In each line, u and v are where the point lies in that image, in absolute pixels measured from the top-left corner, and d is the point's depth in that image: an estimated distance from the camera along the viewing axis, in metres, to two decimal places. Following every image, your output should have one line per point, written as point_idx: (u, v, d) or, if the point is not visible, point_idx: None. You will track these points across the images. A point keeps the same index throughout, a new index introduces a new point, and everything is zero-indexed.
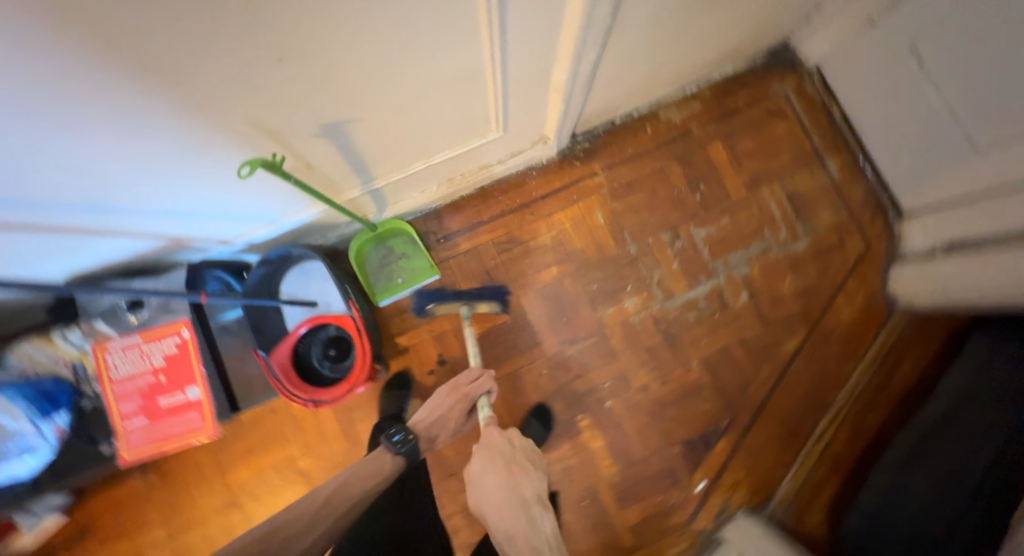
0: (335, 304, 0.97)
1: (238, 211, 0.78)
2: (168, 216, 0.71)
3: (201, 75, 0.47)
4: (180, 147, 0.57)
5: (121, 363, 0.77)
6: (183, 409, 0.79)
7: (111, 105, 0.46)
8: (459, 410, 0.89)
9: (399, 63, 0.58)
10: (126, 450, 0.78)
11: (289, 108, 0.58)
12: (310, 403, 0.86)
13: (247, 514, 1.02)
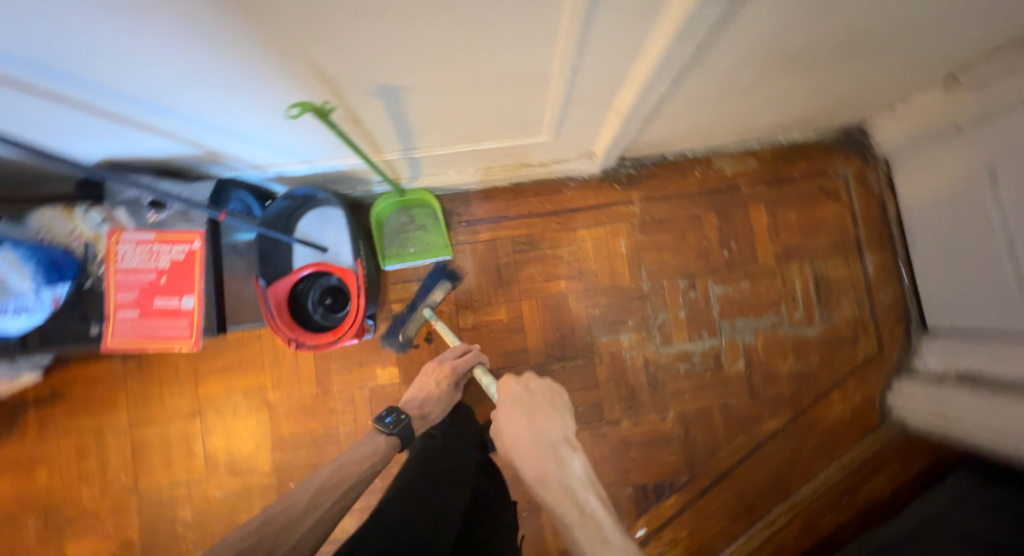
0: (343, 256, 0.99)
1: (278, 142, 0.79)
2: (211, 129, 0.71)
3: (279, 15, 0.47)
4: (235, 70, 0.58)
5: (130, 254, 0.80)
6: (174, 314, 0.81)
7: (187, 19, 0.47)
8: (436, 387, 0.89)
9: (471, 48, 0.58)
10: (110, 338, 0.80)
11: (351, 62, 0.58)
12: (293, 342, 0.88)
13: (207, 426, 1.06)
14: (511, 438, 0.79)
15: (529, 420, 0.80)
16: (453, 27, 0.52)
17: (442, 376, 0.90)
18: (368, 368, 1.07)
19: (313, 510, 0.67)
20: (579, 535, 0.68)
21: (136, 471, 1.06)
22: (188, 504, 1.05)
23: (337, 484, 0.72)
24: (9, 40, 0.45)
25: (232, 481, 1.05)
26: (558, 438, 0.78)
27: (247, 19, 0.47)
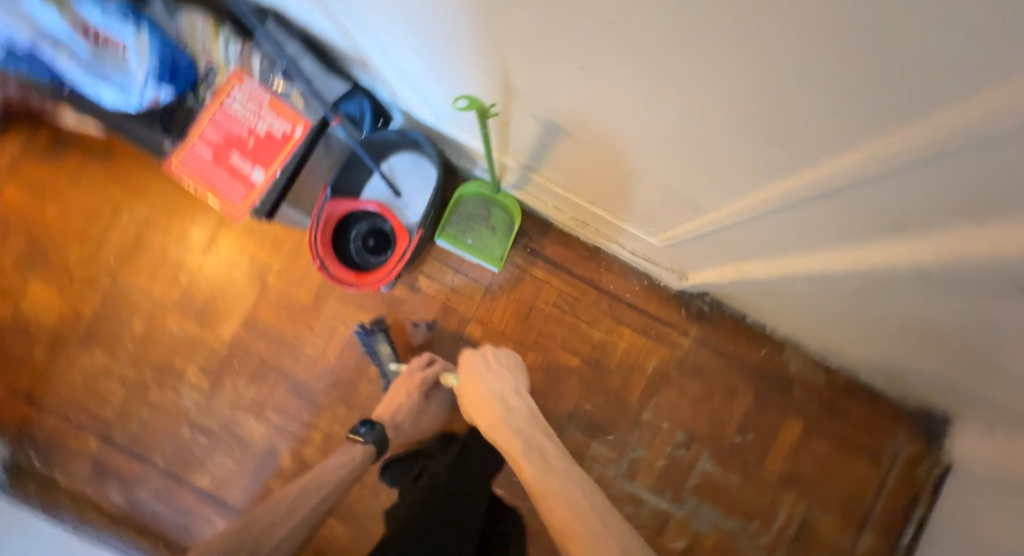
0: (409, 213, 0.96)
1: (428, 93, 0.79)
2: (384, 51, 0.73)
3: (514, 18, 0.48)
4: (423, 10, 0.56)
5: (238, 103, 0.81)
6: (240, 178, 0.82)
7: None
8: (404, 394, 0.86)
9: (650, 139, 0.57)
10: (175, 160, 0.82)
11: (529, 65, 0.55)
12: (318, 261, 0.86)
13: (203, 266, 1.06)
14: (468, 390, 0.82)
15: (486, 376, 0.83)
16: (642, 97, 0.49)
17: (410, 386, 0.88)
18: (362, 314, 1.06)
19: (295, 511, 0.63)
20: (525, 463, 0.68)
21: (124, 262, 1.08)
22: (145, 318, 1.07)
23: (316, 489, 0.67)
24: None
25: (191, 325, 1.06)
26: (508, 391, 0.80)
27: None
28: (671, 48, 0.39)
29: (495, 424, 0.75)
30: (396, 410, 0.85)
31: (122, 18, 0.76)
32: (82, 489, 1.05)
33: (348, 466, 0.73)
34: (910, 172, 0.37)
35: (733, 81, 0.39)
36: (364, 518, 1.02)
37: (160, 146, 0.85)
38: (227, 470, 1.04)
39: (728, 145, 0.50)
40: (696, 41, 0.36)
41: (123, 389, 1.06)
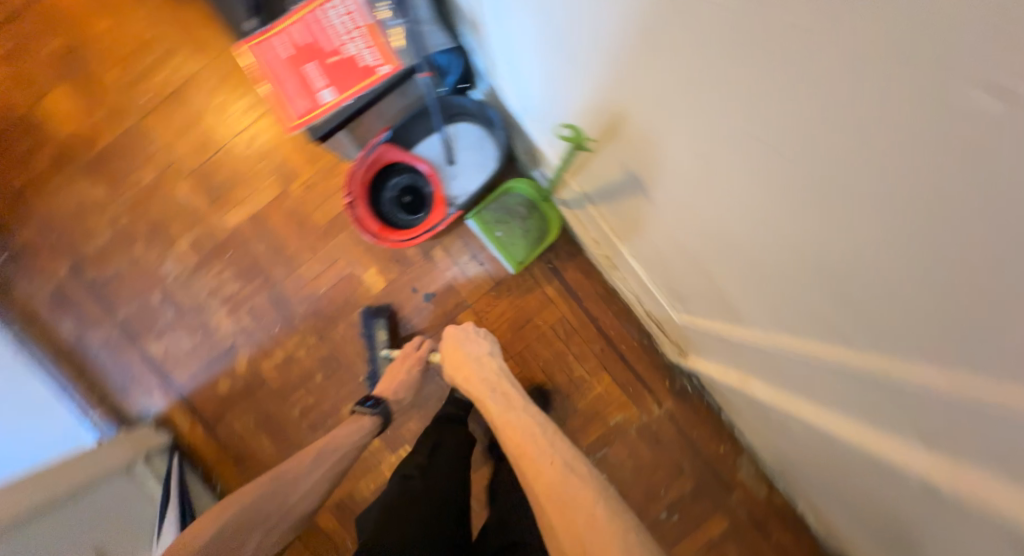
0: (454, 183, 0.97)
1: (533, 89, 0.78)
2: (512, 33, 0.71)
3: (661, 85, 0.47)
4: (566, 14, 0.55)
5: (336, 15, 0.75)
6: (308, 91, 0.77)
7: (607, 10, 0.47)
8: (404, 373, 0.87)
9: (724, 245, 0.57)
10: (249, 47, 0.76)
11: (642, 116, 0.55)
12: (349, 198, 0.87)
13: (232, 146, 1.02)
14: (448, 353, 0.83)
15: (466, 341, 0.84)
16: (732, 200, 0.49)
17: (413, 364, 0.89)
18: (368, 258, 1.04)
19: (313, 474, 0.71)
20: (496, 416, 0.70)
21: (157, 108, 1.03)
22: (156, 171, 1.02)
23: (332, 453, 0.74)
24: None
25: (200, 198, 1.02)
26: (485, 353, 0.82)
27: (627, 10, 0.45)
28: (781, 173, 0.39)
29: (469, 376, 0.78)
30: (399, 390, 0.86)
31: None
32: (36, 310, 1.03)
33: (357, 436, 0.78)
34: (937, 392, 0.38)
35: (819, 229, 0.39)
36: (290, 446, 1.03)
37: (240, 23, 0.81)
38: (182, 350, 1.04)
39: (782, 281, 0.51)
40: (805, 177, 0.37)
41: (110, 231, 1.03)
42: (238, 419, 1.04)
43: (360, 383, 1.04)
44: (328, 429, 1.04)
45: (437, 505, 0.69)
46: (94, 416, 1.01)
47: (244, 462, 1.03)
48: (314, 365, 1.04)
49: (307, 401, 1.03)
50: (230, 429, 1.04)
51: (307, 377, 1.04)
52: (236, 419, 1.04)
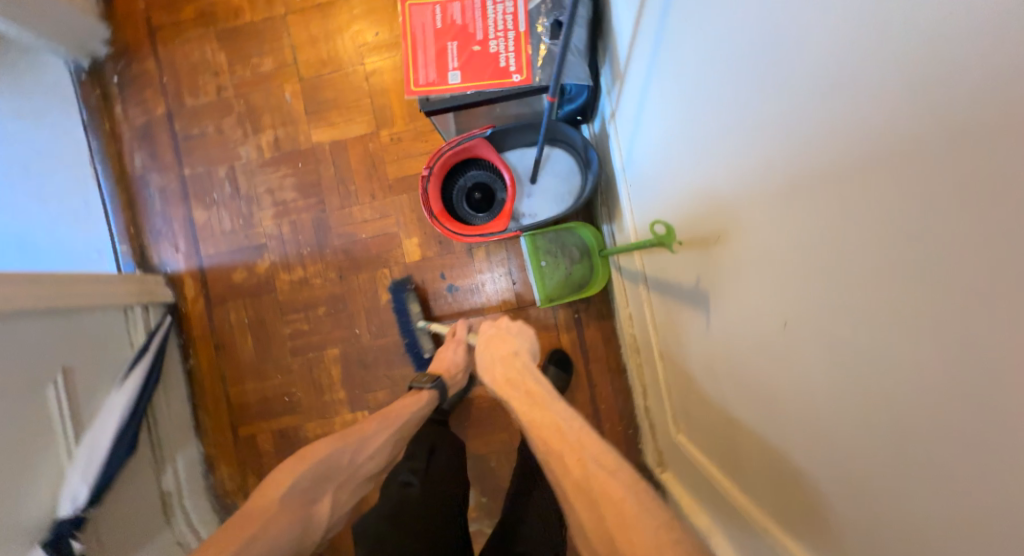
0: (526, 202, 0.99)
1: (649, 161, 0.77)
2: (654, 103, 0.71)
3: (768, 236, 0.46)
4: (712, 116, 0.54)
5: (498, 14, 0.80)
6: (439, 65, 0.81)
7: (751, 142, 0.46)
8: (450, 352, 0.89)
9: (756, 402, 0.55)
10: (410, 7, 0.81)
11: (738, 247, 0.52)
12: (427, 170, 0.91)
13: (349, 72, 1.05)
14: (483, 354, 0.79)
15: (501, 337, 0.81)
16: (789, 372, 0.47)
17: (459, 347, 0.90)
18: (415, 226, 1.04)
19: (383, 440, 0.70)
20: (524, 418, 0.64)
21: (305, 8, 1.06)
22: (276, 63, 1.07)
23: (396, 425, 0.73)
24: None
25: (300, 104, 1.06)
26: (518, 349, 0.78)
27: (768, 153, 0.44)
28: (853, 382, 0.37)
29: (495, 373, 0.74)
30: (448, 372, 0.88)
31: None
32: (122, 134, 1.10)
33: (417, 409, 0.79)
34: None
35: (862, 451, 0.37)
36: (271, 357, 1.10)
37: None
38: (221, 228, 1.08)
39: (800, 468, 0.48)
40: (879, 404, 0.34)
41: (213, 96, 1.08)
42: (234, 311, 1.10)
43: (353, 334, 1.07)
44: (306, 358, 1.09)
45: (429, 523, 0.68)
46: (124, 248, 1.09)
47: (222, 349, 1.11)
48: (321, 298, 1.07)
49: (300, 326, 1.08)
50: (226, 318, 1.10)
51: (311, 304, 1.08)
52: (234, 311, 1.10)
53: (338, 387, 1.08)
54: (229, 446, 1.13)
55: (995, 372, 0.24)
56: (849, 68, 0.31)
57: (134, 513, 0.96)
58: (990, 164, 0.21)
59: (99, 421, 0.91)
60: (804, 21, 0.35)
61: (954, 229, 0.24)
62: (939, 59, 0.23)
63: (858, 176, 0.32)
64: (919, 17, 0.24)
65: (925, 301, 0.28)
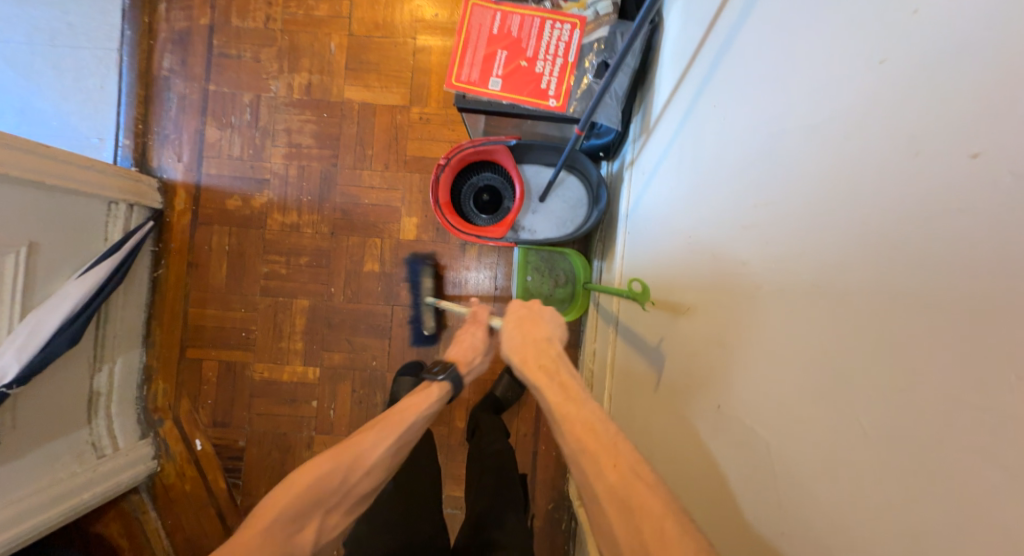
0: (528, 217, 1.02)
1: (650, 220, 0.81)
2: (668, 168, 0.75)
3: (731, 326, 0.50)
4: (712, 202, 0.58)
5: (552, 38, 0.82)
6: (483, 68, 0.83)
7: (740, 238, 0.51)
8: (469, 338, 0.71)
9: (680, 469, 0.59)
10: (471, 5, 0.83)
11: (701, 322, 0.57)
12: (444, 161, 0.93)
13: (399, 43, 1.06)
14: (518, 339, 0.63)
15: (534, 320, 0.66)
16: (717, 446, 0.51)
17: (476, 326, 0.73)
18: (419, 208, 1.06)
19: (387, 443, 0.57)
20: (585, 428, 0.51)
21: None
22: (331, 11, 1.07)
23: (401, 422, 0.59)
24: (755, 75, 0.51)
25: (343, 58, 1.06)
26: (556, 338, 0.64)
27: (752, 255, 0.48)
28: (779, 472, 0.42)
29: (529, 364, 0.60)
30: (466, 357, 0.70)
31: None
32: (158, 33, 1.08)
33: (428, 406, 0.63)
34: None
35: (772, 533, 0.42)
36: (240, 291, 1.10)
37: None
38: (229, 152, 1.08)
39: (709, 536, 0.53)
40: (801, 498, 0.39)
41: (260, 23, 1.07)
42: (217, 236, 1.09)
43: (328, 292, 1.08)
44: (274, 302, 1.09)
45: (393, 513, 0.75)
46: (126, 143, 1.08)
47: (195, 268, 1.11)
48: (307, 249, 1.08)
49: (277, 269, 1.08)
50: (207, 240, 1.09)
51: (295, 251, 1.08)
52: (217, 235, 1.09)
53: (298, 339, 1.09)
54: (172, 364, 1.13)
55: (923, 507, 0.28)
56: (852, 209, 0.35)
57: (61, 403, 0.95)
58: (969, 341, 0.26)
59: (51, 301, 0.89)
60: (815, 151, 0.40)
61: (921, 381, 0.29)
62: (937, 245, 0.28)
63: (839, 299, 0.36)
64: (924, 199, 0.29)
65: (874, 427, 0.32)
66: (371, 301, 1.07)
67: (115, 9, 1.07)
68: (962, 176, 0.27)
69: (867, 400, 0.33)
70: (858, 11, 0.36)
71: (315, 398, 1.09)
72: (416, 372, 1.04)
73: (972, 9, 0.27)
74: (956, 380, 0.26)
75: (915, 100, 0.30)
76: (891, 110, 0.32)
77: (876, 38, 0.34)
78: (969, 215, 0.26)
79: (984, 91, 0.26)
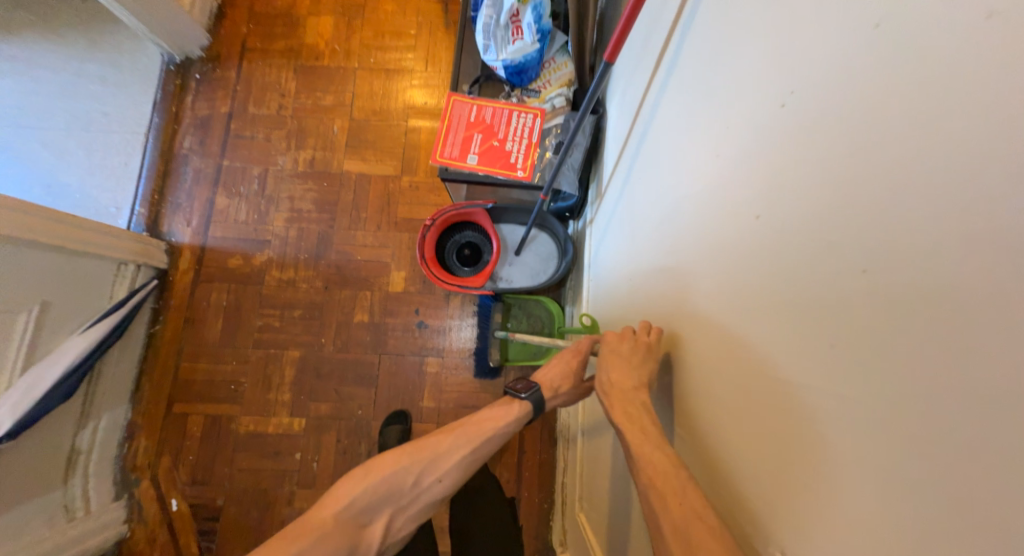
0: (505, 268, 1.13)
1: (605, 268, 0.96)
2: (616, 224, 0.91)
3: (666, 338, 0.63)
4: (648, 247, 0.73)
5: (519, 123, 1.00)
6: (463, 147, 0.99)
7: (666, 270, 0.65)
8: (561, 362, 0.76)
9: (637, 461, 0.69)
10: (453, 99, 1.01)
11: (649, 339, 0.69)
12: (431, 221, 1.06)
13: (392, 125, 1.24)
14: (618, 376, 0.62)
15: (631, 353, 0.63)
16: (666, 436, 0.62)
17: (573, 358, 0.77)
18: (407, 263, 1.17)
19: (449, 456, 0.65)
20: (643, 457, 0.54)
21: (373, 67, 1.27)
22: (335, 101, 1.25)
23: (474, 438, 0.67)
24: (662, 152, 0.68)
25: (343, 137, 1.23)
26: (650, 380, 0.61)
27: (674, 282, 0.62)
28: (705, 445, 0.52)
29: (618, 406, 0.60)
30: (553, 381, 0.75)
31: (537, 37, 1.00)
32: (183, 119, 1.25)
33: (503, 426, 0.70)
34: None
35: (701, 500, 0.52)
36: (233, 344, 1.15)
37: (461, 84, 1.11)
38: (235, 217, 1.20)
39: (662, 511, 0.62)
40: (717, 462, 0.49)
41: (273, 111, 1.25)
42: (216, 292, 1.17)
43: (318, 343, 1.14)
44: (265, 353, 1.14)
45: None
46: (141, 211, 1.19)
47: (191, 323, 1.17)
48: (301, 301, 1.16)
49: (271, 321, 1.15)
50: (207, 296, 1.17)
51: (289, 305, 1.16)
52: (216, 292, 1.17)
53: (286, 390, 1.13)
54: (158, 420, 1.14)
55: (774, 430, 0.39)
56: (718, 234, 0.50)
57: (42, 461, 0.95)
58: (781, 304, 0.39)
59: (49, 358, 0.93)
60: (697, 197, 0.56)
61: (765, 337, 0.41)
62: (756, 250, 0.43)
63: (717, 299, 0.50)
64: (746, 223, 0.44)
65: (746, 381, 0.44)
66: (359, 352, 1.14)
67: (148, 101, 1.24)
68: (762, 205, 0.42)
69: (740, 366, 0.45)
70: (706, 105, 0.54)
71: (299, 449, 1.10)
72: (403, 422, 1.08)
73: (755, 105, 0.43)
74: (780, 331, 0.39)
75: (736, 162, 0.47)
76: (731, 166, 0.48)
77: (720, 141, 0.50)
78: (768, 228, 0.41)
79: (765, 155, 0.42)
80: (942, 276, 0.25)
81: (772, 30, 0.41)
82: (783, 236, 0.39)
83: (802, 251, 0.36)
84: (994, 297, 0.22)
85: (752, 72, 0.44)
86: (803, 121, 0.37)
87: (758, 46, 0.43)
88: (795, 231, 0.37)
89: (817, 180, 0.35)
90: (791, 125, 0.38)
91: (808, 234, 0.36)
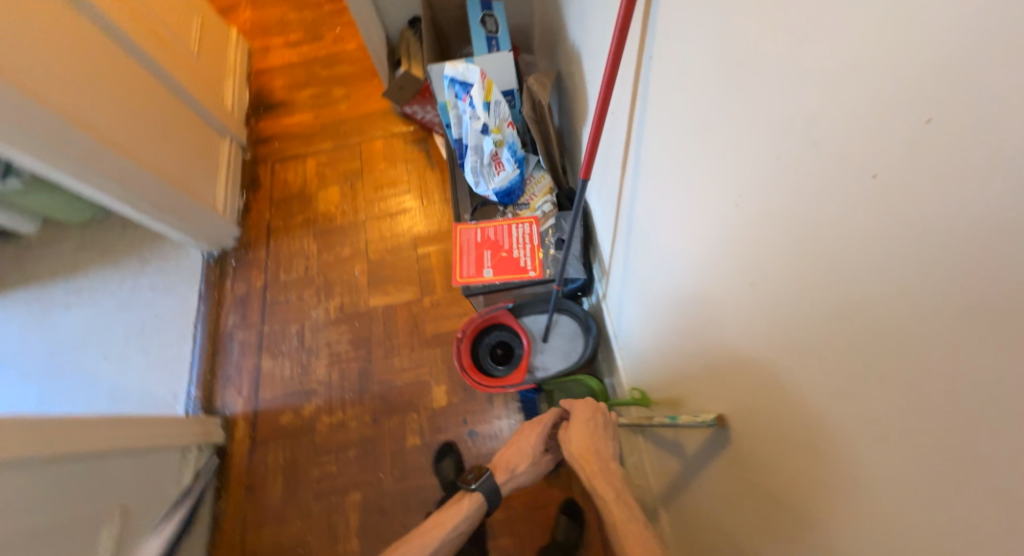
0: (541, 358, 1.17)
1: (630, 344, 1.00)
2: (627, 302, 0.97)
3: (704, 393, 0.65)
4: (661, 312, 0.78)
5: (520, 233, 1.11)
6: (478, 265, 1.09)
7: (683, 328, 0.69)
8: (519, 439, 0.75)
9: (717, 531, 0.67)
10: (459, 229, 1.13)
11: (688, 402, 0.70)
12: (463, 334, 1.14)
13: (404, 261, 1.37)
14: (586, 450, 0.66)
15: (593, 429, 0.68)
16: (729, 496, 0.62)
17: (533, 432, 0.74)
18: (445, 376, 1.22)
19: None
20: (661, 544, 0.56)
21: (379, 215, 1.45)
22: (352, 251, 1.41)
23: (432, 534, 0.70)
24: (649, 227, 0.77)
25: (365, 278, 1.36)
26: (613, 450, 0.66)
27: (693, 337, 0.66)
28: (767, 498, 0.52)
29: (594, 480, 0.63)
30: (511, 461, 0.74)
31: (515, 165, 1.15)
32: (224, 301, 1.39)
33: (460, 522, 0.71)
34: None
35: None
36: (294, 501, 1.15)
37: (460, 213, 1.26)
38: (281, 375, 1.28)
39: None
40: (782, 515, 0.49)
41: (301, 274, 1.40)
42: (274, 452, 1.20)
43: (377, 478, 1.14)
44: (327, 503, 1.13)
45: None
46: (195, 394, 1.27)
47: (251, 490, 1.18)
48: (354, 441, 1.18)
49: (328, 468, 1.16)
50: (264, 461, 1.20)
51: (343, 446, 1.18)
52: (273, 452, 1.20)
53: (353, 541, 1.09)
54: None
55: (824, 469, 0.41)
56: (715, 282, 0.56)
57: None
58: (787, 342, 0.43)
59: None
60: (688, 249, 0.62)
61: (784, 374, 0.44)
62: (749, 295, 0.48)
63: (734, 343, 0.54)
64: (735, 271, 0.50)
65: (783, 421, 0.46)
66: (418, 479, 1.12)
67: (194, 293, 1.39)
68: (742, 253, 0.48)
69: (771, 405, 0.48)
70: (671, 174, 0.63)
71: None
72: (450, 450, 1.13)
73: (709, 171, 0.52)
74: (792, 368, 0.43)
75: (709, 217, 0.54)
76: (706, 219, 0.55)
77: (692, 203, 0.58)
78: (754, 276, 0.47)
79: (728, 210, 0.49)
80: (873, 309, 0.32)
81: (700, 112, 0.50)
82: (763, 286, 0.45)
83: (784, 297, 0.42)
84: (910, 349, 0.29)
85: (697, 142, 0.53)
86: (748, 181, 0.44)
87: (694, 121, 0.53)
88: (774, 278, 0.43)
89: (775, 254, 0.42)
90: (741, 184, 0.46)
91: (783, 283, 0.41)
